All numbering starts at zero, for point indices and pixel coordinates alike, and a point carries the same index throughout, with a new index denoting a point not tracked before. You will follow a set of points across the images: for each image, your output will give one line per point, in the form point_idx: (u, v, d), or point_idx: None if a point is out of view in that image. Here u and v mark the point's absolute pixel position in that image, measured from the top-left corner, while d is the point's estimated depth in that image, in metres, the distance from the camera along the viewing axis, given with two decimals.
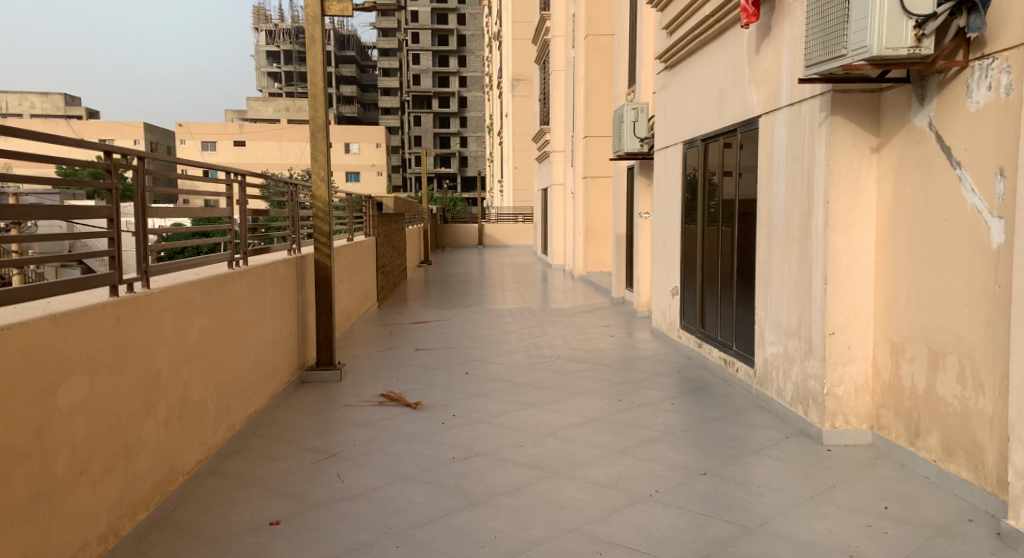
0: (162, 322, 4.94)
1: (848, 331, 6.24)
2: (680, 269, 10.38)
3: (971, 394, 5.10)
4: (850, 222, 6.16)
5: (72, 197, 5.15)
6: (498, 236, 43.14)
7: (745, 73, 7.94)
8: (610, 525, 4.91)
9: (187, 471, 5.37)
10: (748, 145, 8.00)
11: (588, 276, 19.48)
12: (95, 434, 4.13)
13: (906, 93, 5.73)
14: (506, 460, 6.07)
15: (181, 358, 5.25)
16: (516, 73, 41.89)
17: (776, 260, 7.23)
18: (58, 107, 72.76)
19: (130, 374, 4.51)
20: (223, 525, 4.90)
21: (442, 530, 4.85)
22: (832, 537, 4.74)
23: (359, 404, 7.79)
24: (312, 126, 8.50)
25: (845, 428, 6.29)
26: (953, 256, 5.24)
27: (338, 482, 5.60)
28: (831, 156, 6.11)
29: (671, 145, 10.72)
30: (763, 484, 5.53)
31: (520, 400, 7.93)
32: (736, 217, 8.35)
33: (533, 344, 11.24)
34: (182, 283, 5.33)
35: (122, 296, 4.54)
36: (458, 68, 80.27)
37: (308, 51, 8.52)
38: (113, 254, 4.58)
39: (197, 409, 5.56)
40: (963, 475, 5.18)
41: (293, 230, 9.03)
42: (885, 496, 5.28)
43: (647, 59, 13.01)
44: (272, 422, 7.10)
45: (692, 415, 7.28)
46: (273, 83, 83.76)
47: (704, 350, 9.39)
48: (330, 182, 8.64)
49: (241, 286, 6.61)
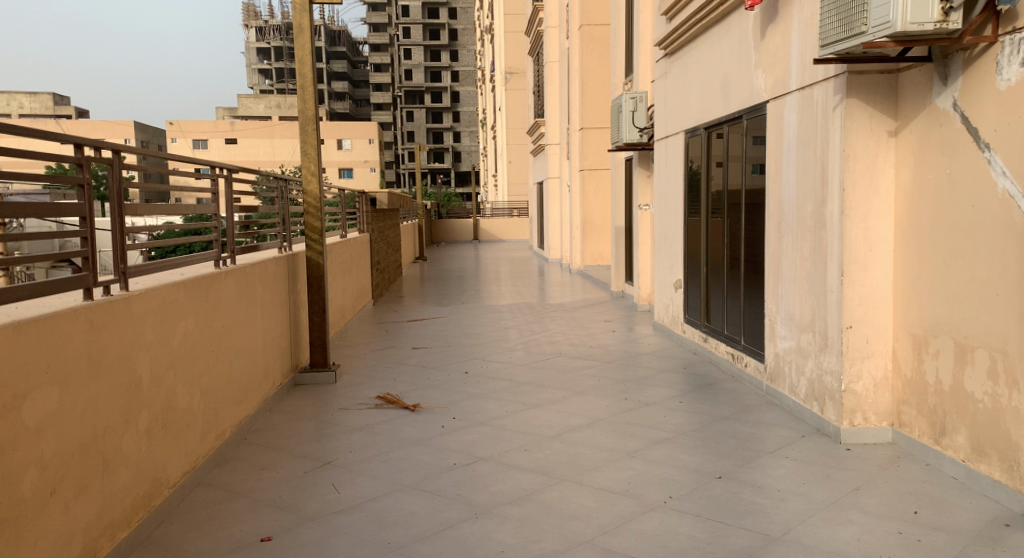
0: (142, 326, 4.61)
1: (866, 324, 5.95)
2: (683, 261, 10.08)
3: (1004, 390, 4.81)
4: (868, 209, 5.86)
5: (61, 196, 4.97)
6: (493, 231, 42.83)
7: (751, 56, 7.62)
8: (624, 535, 4.62)
9: (173, 484, 5.07)
10: (755, 132, 7.69)
11: (586, 270, 19.15)
12: (67, 449, 3.81)
13: (927, 73, 5.43)
14: (510, 465, 5.78)
15: (164, 364, 4.93)
16: (508, 67, 41.21)
17: (787, 252, 6.93)
18: (48, 107, 71.98)
19: (107, 384, 4.19)
20: (212, 542, 4.59)
21: (445, 544, 4.55)
22: (862, 545, 4.45)
23: (354, 407, 7.49)
24: (302, 120, 8.15)
25: (863, 426, 6.00)
26: (982, 244, 4.96)
27: (333, 493, 5.30)
28: (847, 140, 5.80)
29: (671, 136, 10.43)
30: (782, 489, 5.24)
31: (521, 400, 7.64)
32: (744, 207, 8.03)
33: (533, 341, 10.95)
34: (163, 285, 5.00)
35: (97, 300, 4.20)
36: (451, 63, 79.68)
37: (297, 39, 8.18)
38: (86, 255, 4.24)
39: (183, 417, 5.25)
40: (995, 476, 4.90)
41: (283, 227, 8.68)
42: (914, 500, 4.99)
43: (645, 48, 12.71)
44: (264, 428, 6.80)
45: (701, 414, 6.98)
46: (264, 80, 83.25)
47: (710, 345, 9.10)
48: (322, 177, 8.32)
49: (228, 284, 6.27)
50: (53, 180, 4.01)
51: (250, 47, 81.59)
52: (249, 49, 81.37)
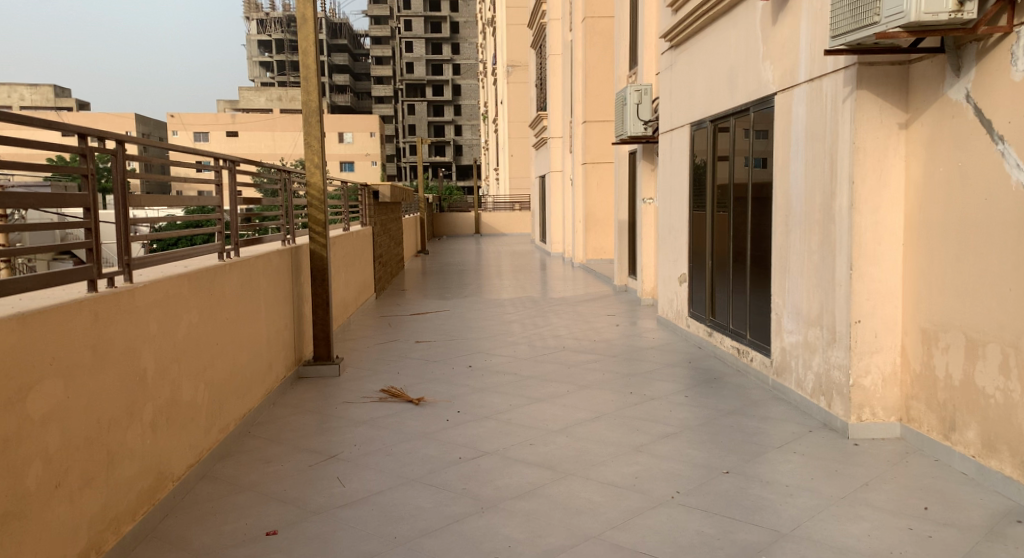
0: (146, 319, 4.57)
1: (875, 318, 5.90)
2: (687, 256, 10.03)
3: (1016, 385, 4.77)
4: (879, 203, 5.81)
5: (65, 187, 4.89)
6: (494, 224, 42.77)
7: (759, 48, 7.56)
8: (631, 530, 4.58)
9: (178, 477, 5.03)
10: (762, 125, 7.62)
11: (588, 263, 19.12)
12: (72, 442, 3.76)
13: (939, 64, 5.38)
14: (515, 460, 5.74)
15: (169, 357, 4.89)
16: (510, 60, 41.30)
17: (795, 247, 6.88)
18: (48, 98, 71.71)
19: (112, 376, 4.15)
20: (216, 536, 4.55)
21: (451, 539, 4.51)
22: (871, 542, 4.41)
23: (358, 400, 7.44)
24: (305, 111, 8.09)
25: (872, 422, 5.96)
26: (994, 238, 4.91)
27: (338, 487, 5.26)
28: (858, 133, 5.75)
29: (676, 129, 10.36)
30: (791, 484, 5.20)
31: (525, 395, 7.59)
32: (750, 200, 7.97)
33: (536, 335, 10.90)
34: (168, 277, 4.96)
35: (102, 292, 4.16)
36: (452, 56, 79.52)
37: (301, 29, 8.10)
38: (91, 247, 4.17)
39: (187, 410, 5.21)
40: (1006, 471, 4.87)
41: (286, 220, 8.61)
42: (923, 496, 4.95)
43: (650, 40, 12.65)
44: (268, 421, 6.75)
45: (706, 409, 6.93)
46: (265, 73, 83.03)
47: (715, 340, 9.06)
48: (325, 168, 8.26)
49: (232, 276, 6.23)
50: (56, 169, 3.96)
51: (251, 39, 81.47)
52: (250, 41, 81.17)
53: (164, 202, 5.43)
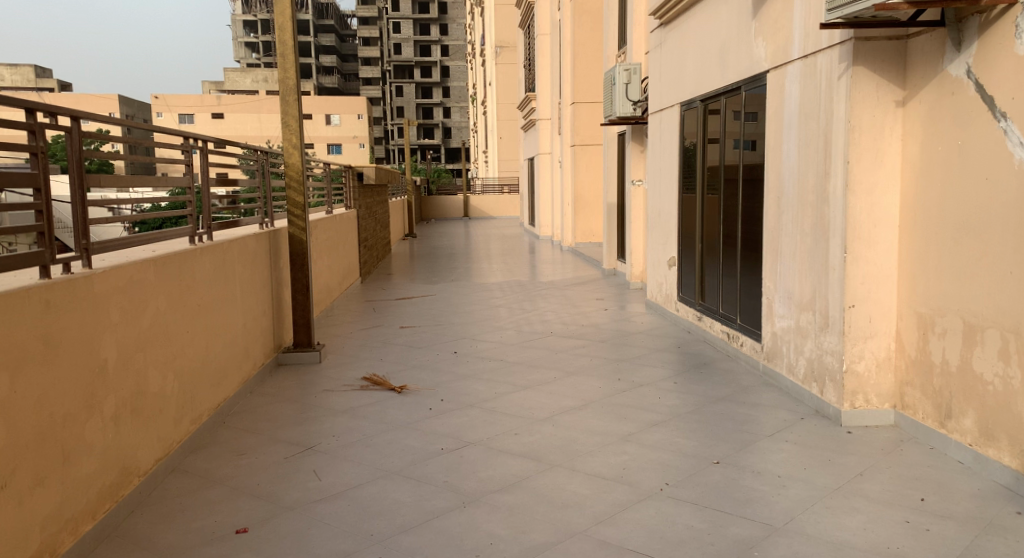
0: (106, 307, 4.34)
1: (870, 302, 5.72)
2: (676, 239, 9.83)
3: (1015, 372, 4.60)
4: (873, 184, 5.61)
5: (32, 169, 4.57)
6: (483, 208, 42.33)
7: (750, 24, 7.33)
8: (618, 525, 4.39)
9: (144, 472, 4.82)
10: (754, 103, 7.39)
11: (577, 246, 18.92)
12: (21, 440, 3.55)
13: (939, 39, 5.17)
14: (499, 450, 5.55)
15: (133, 346, 4.67)
16: (498, 40, 40.90)
17: (787, 228, 6.68)
18: (28, 78, 70.19)
19: (69, 368, 3.94)
20: (183, 535, 4.34)
21: (431, 536, 4.32)
22: (867, 536, 4.23)
23: (339, 389, 7.24)
24: (283, 91, 7.79)
25: (866, 409, 5.80)
26: (994, 220, 4.72)
27: (314, 480, 5.05)
28: (852, 111, 5.54)
29: (666, 109, 10.12)
30: (783, 474, 5.02)
31: (511, 382, 7.40)
32: (741, 182, 7.74)
33: (523, 320, 10.68)
34: (130, 262, 4.73)
35: (54, 278, 3.92)
36: (440, 38, 78.90)
37: (278, 4, 7.77)
38: (41, 230, 3.94)
39: (154, 402, 4.98)
40: (1005, 460, 4.71)
41: (264, 202, 8.33)
42: (920, 486, 4.79)
43: (639, 18, 12.43)
44: (244, 411, 6.55)
45: (696, 396, 6.74)
46: (250, 54, 81.99)
47: (705, 324, 8.87)
48: (304, 150, 7.98)
49: (203, 261, 5.97)
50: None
51: (234, 19, 80.27)
52: (234, 22, 80.05)
53: (146, 183, 5.14)
